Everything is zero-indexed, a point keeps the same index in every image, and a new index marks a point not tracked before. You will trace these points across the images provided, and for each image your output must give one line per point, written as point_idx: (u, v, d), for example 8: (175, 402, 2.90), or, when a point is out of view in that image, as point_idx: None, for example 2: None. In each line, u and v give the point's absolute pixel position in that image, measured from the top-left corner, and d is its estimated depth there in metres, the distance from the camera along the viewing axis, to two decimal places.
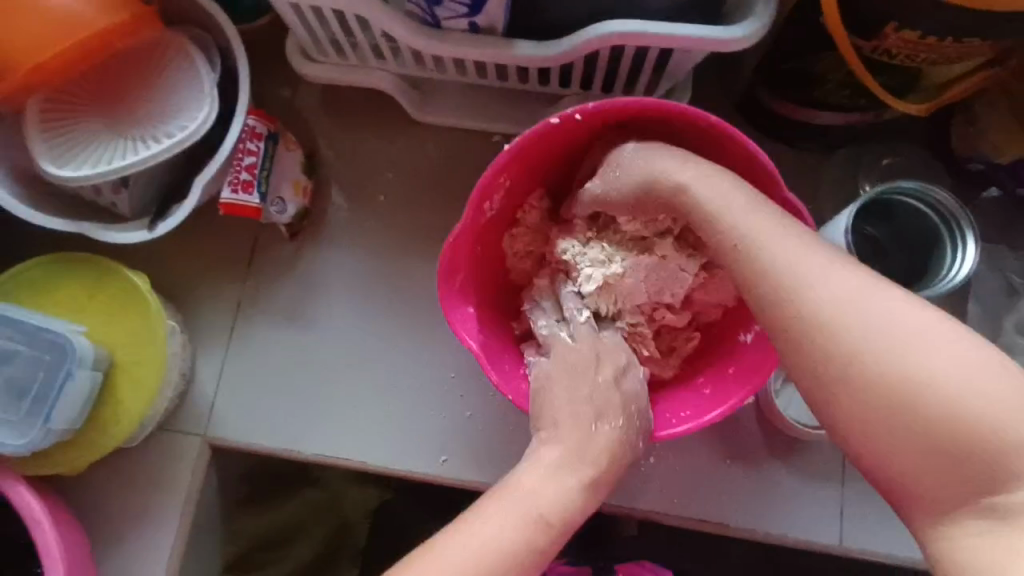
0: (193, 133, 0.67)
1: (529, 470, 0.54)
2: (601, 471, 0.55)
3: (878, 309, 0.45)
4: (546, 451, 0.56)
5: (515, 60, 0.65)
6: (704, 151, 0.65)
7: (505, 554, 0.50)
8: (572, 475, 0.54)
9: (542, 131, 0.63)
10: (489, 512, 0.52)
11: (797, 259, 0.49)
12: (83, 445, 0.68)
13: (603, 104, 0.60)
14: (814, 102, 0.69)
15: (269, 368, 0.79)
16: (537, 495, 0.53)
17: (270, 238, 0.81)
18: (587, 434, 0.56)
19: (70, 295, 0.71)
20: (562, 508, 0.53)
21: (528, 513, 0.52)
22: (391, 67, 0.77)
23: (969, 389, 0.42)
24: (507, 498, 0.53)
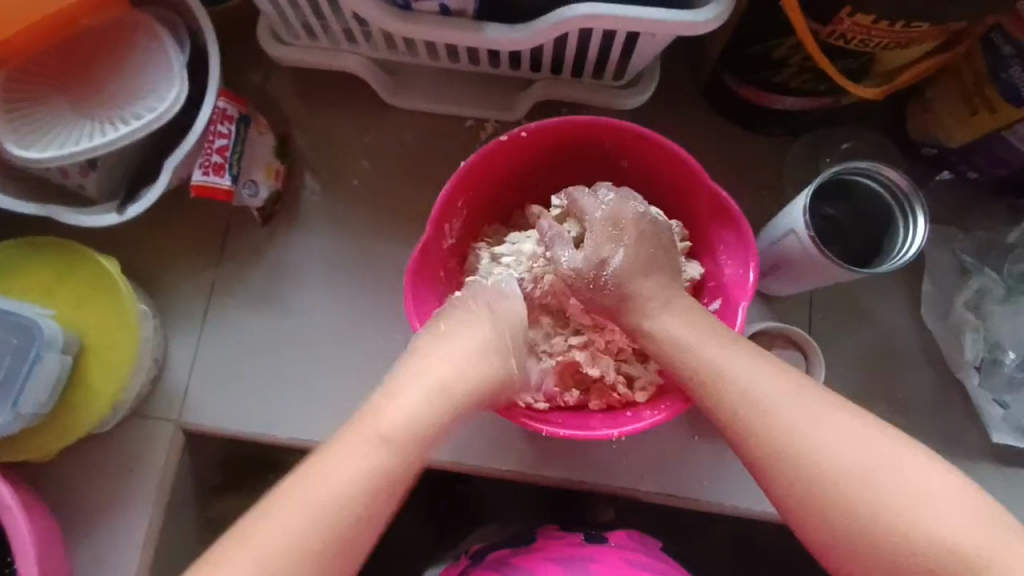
0: (163, 115, 0.67)
1: (433, 342, 0.60)
2: (461, 382, 0.58)
3: (748, 374, 0.56)
4: (413, 374, 0.58)
5: (486, 43, 0.65)
6: (640, 171, 0.71)
7: (412, 417, 0.56)
8: (474, 347, 0.60)
9: (492, 149, 0.67)
10: (399, 383, 0.57)
11: (729, 368, 0.56)
12: (52, 430, 0.67)
13: (546, 121, 0.66)
14: (776, 86, 0.71)
15: (244, 353, 0.79)
16: (390, 423, 0.55)
17: (243, 223, 0.81)
18: (453, 356, 0.59)
19: (36, 280, 0.71)
20: (463, 374, 0.58)
21: (385, 439, 0.54)
22: (363, 50, 0.77)
23: (910, 495, 0.50)
24: (417, 370, 0.58)
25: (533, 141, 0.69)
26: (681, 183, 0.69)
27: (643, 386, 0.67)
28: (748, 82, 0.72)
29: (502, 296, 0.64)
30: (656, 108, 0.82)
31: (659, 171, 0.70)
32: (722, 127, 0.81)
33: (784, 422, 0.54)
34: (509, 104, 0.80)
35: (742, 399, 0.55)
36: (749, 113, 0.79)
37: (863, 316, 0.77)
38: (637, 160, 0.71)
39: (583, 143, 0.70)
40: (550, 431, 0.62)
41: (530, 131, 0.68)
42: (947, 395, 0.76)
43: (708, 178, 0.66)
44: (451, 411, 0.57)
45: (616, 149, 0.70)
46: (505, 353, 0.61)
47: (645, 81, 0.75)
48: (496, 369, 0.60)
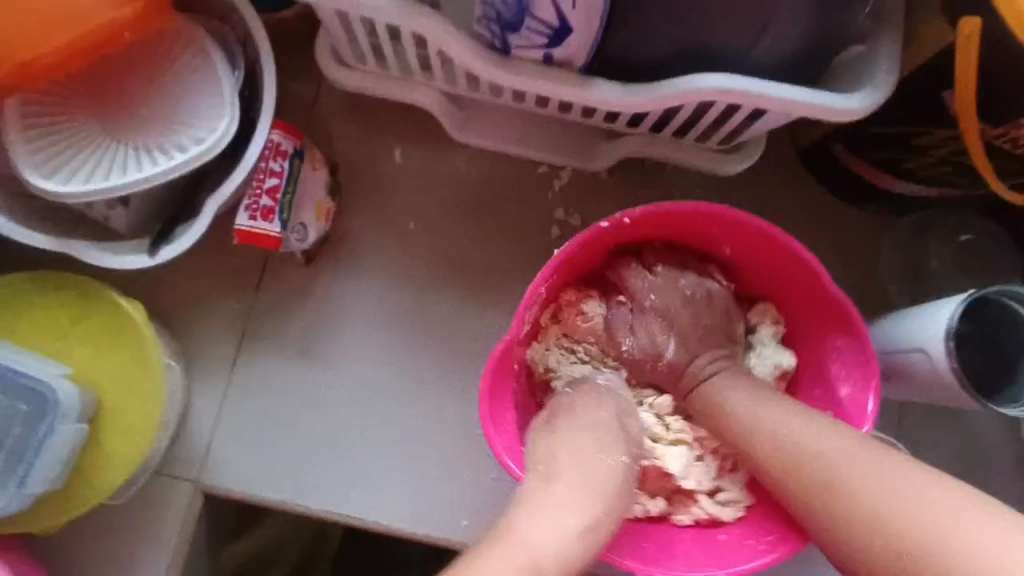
0: (210, 148, 0.58)
1: (529, 511, 0.49)
2: (602, 507, 0.51)
3: (838, 462, 0.49)
4: (543, 491, 0.51)
5: (592, 102, 0.57)
6: (753, 259, 0.63)
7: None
8: (571, 517, 0.49)
9: (592, 233, 0.60)
10: (479, 568, 0.45)
11: (821, 440, 0.50)
12: (61, 500, 0.59)
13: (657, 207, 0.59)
14: (904, 171, 0.63)
15: (276, 410, 0.71)
16: (534, 541, 0.47)
17: (282, 262, 0.72)
18: (589, 468, 0.52)
19: (50, 322, 0.62)
20: (559, 550, 0.47)
21: (523, 564, 0.46)
22: (437, 83, 0.68)
23: None
24: (505, 545, 0.47)
25: (631, 222, 0.61)
26: (795, 277, 0.62)
27: (728, 502, 0.61)
28: (868, 162, 0.65)
29: (599, 450, 0.54)
30: (751, 171, 0.74)
31: (770, 263, 0.62)
32: (821, 200, 0.74)
33: (895, 513, 0.44)
34: (590, 155, 0.72)
35: (838, 491, 0.48)
36: (857, 190, 0.71)
37: (958, 423, 0.71)
38: (750, 247, 0.62)
39: (689, 223, 0.62)
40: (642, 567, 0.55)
41: (634, 215, 0.60)
42: None
43: (832, 281, 0.58)
44: (588, 554, 0.49)
45: (723, 236, 0.62)
46: (605, 523, 0.50)
47: (751, 146, 0.67)
48: (592, 541, 0.49)
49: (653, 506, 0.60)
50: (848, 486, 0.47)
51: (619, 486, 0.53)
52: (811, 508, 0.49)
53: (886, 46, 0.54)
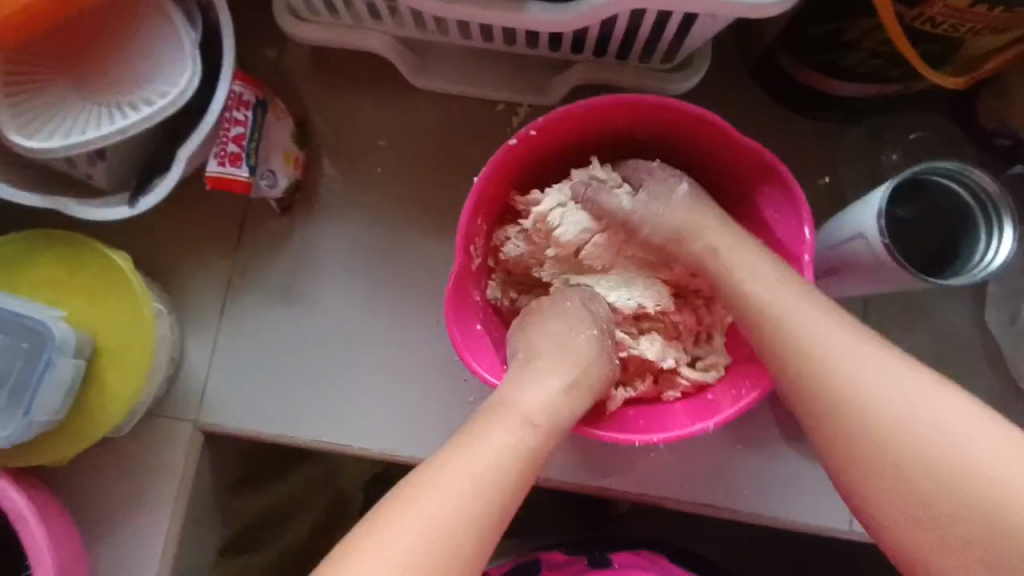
0: (173, 100, 0.62)
1: (515, 382, 0.54)
2: (582, 373, 0.56)
3: (812, 318, 0.53)
4: (528, 368, 0.56)
5: (526, 24, 0.59)
6: (665, 138, 0.65)
7: (498, 465, 0.49)
8: (553, 378, 0.54)
9: (504, 156, 0.61)
10: (477, 435, 0.50)
11: (754, 269, 0.57)
12: (69, 434, 0.64)
13: (554, 115, 0.60)
14: (842, 71, 0.64)
15: (264, 350, 0.75)
16: (523, 402, 0.52)
17: (260, 212, 0.77)
18: (569, 343, 0.57)
19: (46, 276, 0.67)
20: (546, 406, 0.53)
21: (515, 421, 0.51)
22: (388, 27, 0.71)
23: (913, 400, 0.49)
24: (499, 412, 0.52)
25: (543, 135, 0.63)
26: (708, 146, 0.63)
27: (709, 366, 0.66)
28: (809, 65, 0.66)
29: (571, 328, 0.59)
30: (703, 89, 0.76)
31: (682, 138, 0.64)
32: (774, 113, 0.75)
33: (877, 390, 0.50)
34: (543, 86, 0.74)
35: (832, 356, 0.52)
36: (808, 100, 0.72)
37: (922, 321, 0.72)
38: (660, 126, 0.64)
39: (598, 122, 0.64)
40: (641, 440, 0.58)
41: (540, 128, 0.62)
42: (1009, 406, 0.70)
43: (740, 134, 0.60)
44: (574, 408, 0.54)
45: (631, 123, 0.64)
46: (587, 384, 0.56)
47: (695, 62, 0.69)
48: (577, 399, 0.55)
49: (642, 387, 0.65)
50: (852, 357, 0.51)
51: (599, 353, 0.58)
52: (773, 352, 0.54)
53: None
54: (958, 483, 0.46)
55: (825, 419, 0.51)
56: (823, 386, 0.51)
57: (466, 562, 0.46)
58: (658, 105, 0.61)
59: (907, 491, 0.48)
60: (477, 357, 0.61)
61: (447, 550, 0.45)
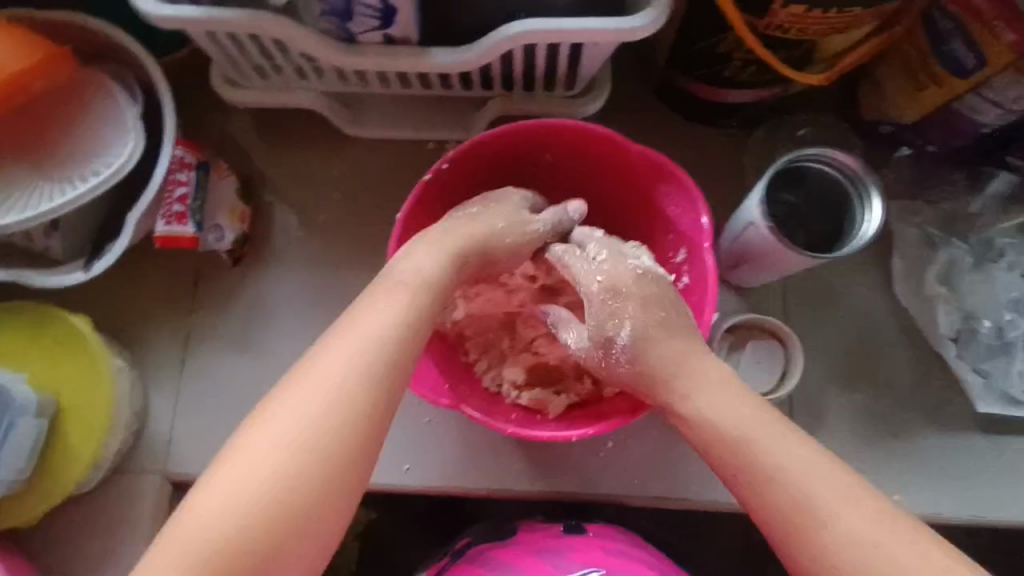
0: (120, 169, 0.68)
1: (401, 261, 0.60)
2: (461, 241, 0.62)
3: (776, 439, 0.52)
4: (413, 248, 0.61)
5: (431, 68, 0.66)
6: (572, 157, 0.71)
7: (383, 319, 0.55)
8: (430, 250, 0.60)
9: (423, 187, 0.67)
10: (380, 287, 0.58)
11: (716, 380, 0.56)
12: (35, 495, 0.67)
13: (464, 144, 0.66)
14: (725, 81, 0.71)
15: (224, 397, 0.78)
16: (404, 274, 0.58)
17: (213, 266, 0.81)
18: (450, 221, 0.63)
19: (9, 344, 0.70)
20: (423, 270, 0.58)
21: (397, 288, 0.57)
22: (316, 85, 0.77)
23: (882, 538, 0.47)
24: (383, 284, 0.57)
25: (458, 164, 0.69)
26: (609, 157, 0.70)
27: None
28: (696, 78, 0.73)
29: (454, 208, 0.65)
30: (612, 111, 0.83)
31: (588, 155, 0.71)
32: (679, 125, 0.82)
33: (817, 512, 0.48)
34: (466, 123, 0.81)
35: (770, 465, 0.51)
36: (706, 111, 0.79)
37: (838, 300, 0.77)
38: (565, 145, 0.70)
39: (508, 150, 0.70)
40: (576, 436, 0.60)
41: (452, 161, 0.68)
42: (929, 371, 0.75)
43: (629, 141, 0.67)
44: (449, 272, 0.60)
45: (538, 146, 0.70)
46: (464, 251, 0.61)
47: (598, 87, 0.76)
48: (454, 263, 0.61)
49: (580, 389, 0.68)
50: (794, 468, 0.50)
51: (510, 218, 0.65)
52: (737, 466, 0.53)
53: None
54: None
55: (767, 522, 0.51)
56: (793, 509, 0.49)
57: (357, 415, 0.51)
58: (556, 127, 0.68)
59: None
60: (420, 380, 0.65)
61: (348, 392, 0.51)
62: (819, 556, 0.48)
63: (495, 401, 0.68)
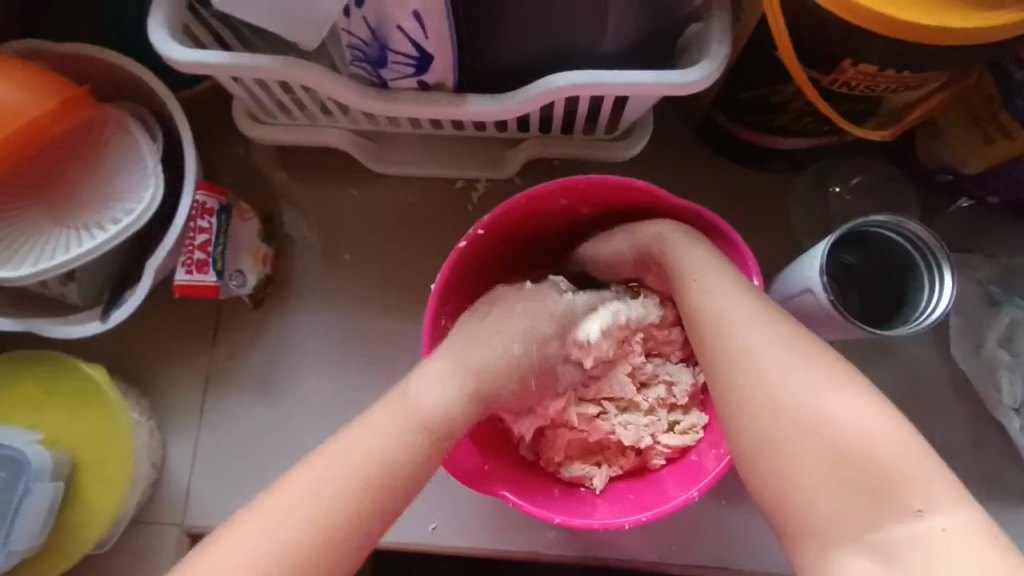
0: (140, 217, 0.65)
1: (419, 380, 0.55)
2: (481, 381, 0.56)
3: (758, 327, 0.50)
4: (433, 364, 0.56)
5: (467, 117, 0.62)
6: (609, 207, 0.69)
7: (380, 456, 0.50)
8: (453, 379, 0.55)
9: (456, 256, 0.65)
10: (384, 414, 0.52)
11: (704, 266, 0.56)
12: (51, 557, 0.64)
13: (497, 210, 0.64)
14: (778, 128, 0.67)
15: (244, 447, 0.76)
16: (418, 402, 0.53)
17: (234, 308, 0.78)
18: (478, 344, 0.58)
19: (24, 396, 0.68)
20: (442, 410, 0.53)
21: (406, 423, 0.52)
22: (343, 123, 0.74)
23: (844, 411, 0.44)
24: (393, 405, 0.52)
25: (493, 227, 0.67)
26: (649, 208, 0.67)
27: (687, 429, 0.65)
28: (745, 124, 0.69)
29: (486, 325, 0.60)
30: (653, 151, 0.79)
31: (626, 207, 0.68)
32: (722, 167, 0.78)
33: (789, 389, 0.46)
34: (498, 163, 0.77)
35: (751, 345, 0.49)
36: (752, 154, 0.75)
37: (888, 358, 0.73)
38: (604, 197, 0.67)
39: (543, 207, 0.68)
40: (628, 521, 0.59)
41: (487, 225, 0.66)
42: (984, 436, 0.71)
43: (666, 193, 0.64)
44: (461, 411, 0.54)
45: (573, 201, 0.67)
46: (482, 388, 0.56)
47: (640, 130, 0.72)
48: (471, 409, 0.55)
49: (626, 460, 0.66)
50: (769, 340, 0.48)
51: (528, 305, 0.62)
52: (711, 348, 0.51)
53: (719, 20, 0.57)
54: (878, 505, 0.41)
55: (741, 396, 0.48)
56: (760, 394, 0.47)
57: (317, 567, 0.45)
58: (596, 184, 0.65)
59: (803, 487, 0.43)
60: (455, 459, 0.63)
61: (321, 530, 0.46)
62: (787, 427, 0.45)
63: (532, 472, 0.67)
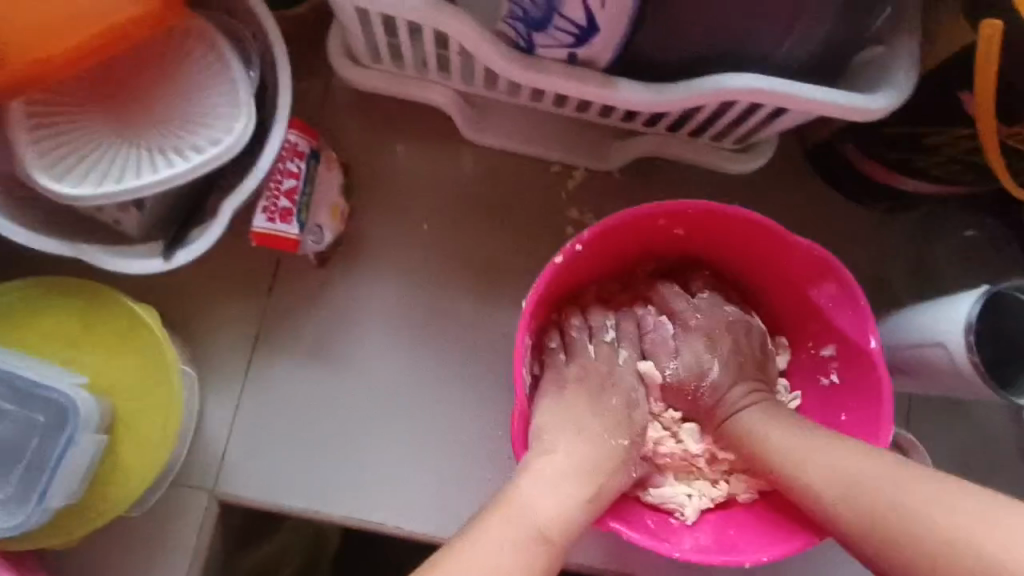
0: (226, 148, 0.57)
1: (529, 481, 0.53)
2: (606, 480, 0.55)
3: (887, 481, 0.47)
4: (542, 462, 0.54)
5: (614, 102, 0.57)
6: (709, 234, 0.63)
7: (499, 572, 0.48)
8: (572, 487, 0.53)
9: (549, 273, 0.58)
10: (487, 529, 0.50)
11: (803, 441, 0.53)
12: (81, 516, 0.57)
13: (597, 226, 0.58)
14: (912, 170, 0.65)
15: (291, 415, 0.69)
16: (537, 512, 0.51)
17: (295, 264, 0.71)
18: (595, 441, 0.57)
19: (59, 330, 0.60)
20: (561, 518, 0.52)
21: (530, 532, 0.50)
22: (453, 82, 0.67)
23: None
24: (507, 513, 0.51)
25: (585, 247, 0.61)
26: (753, 241, 0.62)
27: None
28: (878, 160, 0.66)
29: (602, 427, 0.58)
30: (761, 168, 0.75)
31: (727, 236, 0.63)
32: (828, 197, 0.75)
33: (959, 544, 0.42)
34: (605, 155, 0.72)
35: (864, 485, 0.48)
36: (865, 189, 0.72)
37: (966, 418, 0.72)
38: (709, 225, 0.62)
39: (640, 226, 0.62)
40: (750, 560, 0.54)
41: (584, 240, 0.60)
42: None
43: (777, 225, 0.59)
44: (586, 517, 0.53)
45: (671, 222, 0.62)
46: (606, 495, 0.55)
47: (763, 145, 0.68)
48: (593, 511, 0.54)
49: (715, 492, 0.61)
50: (879, 495, 0.47)
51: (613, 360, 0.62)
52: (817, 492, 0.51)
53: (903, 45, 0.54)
54: None
55: None
56: (911, 536, 0.45)
57: None
58: (701, 207, 0.60)
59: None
60: None
61: None
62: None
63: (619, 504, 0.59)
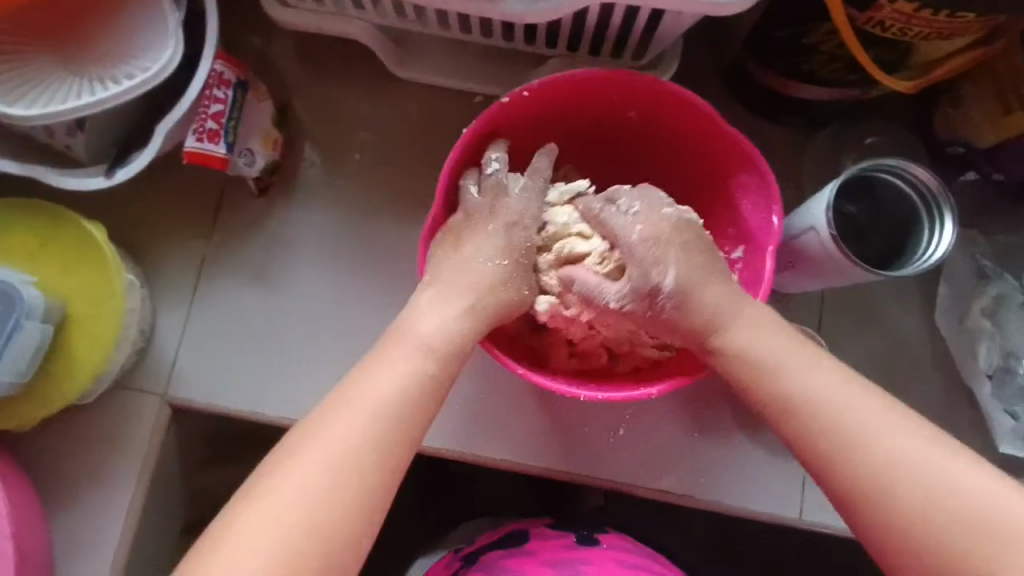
0: (154, 75, 0.63)
1: (416, 315, 0.57)
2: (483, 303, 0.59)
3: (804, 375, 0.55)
4: (426, 295, 0.59)
5: (499, 16, 0.61)
6: (654, 120, 0.69)
7: (393, 391, 0.54)
8: (450, 305, 0.58)
9: (493, 111, 0.64)
10: (380, 363, 0.55)
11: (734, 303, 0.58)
12: (37, 399, 0.65)
13: (547, 78, 0.64)
14: (802, 75, 0.68)
15: (231, 326, 0.76)
16: (421, 330, 0.56)
17: (237, 192, 0.78)
18: (472, 269, 0.60)
19: (20, 243, 0.68)
20: (442, 335, 0.57)
21: (414, 345, 0.56)
22: (371, 17, 0.73)
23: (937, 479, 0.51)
24: (395, 339, 0.56)
25: (534, 99, 0.66)
26: (687, 124, 0.67)
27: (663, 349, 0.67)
28: (774, 70, 0.69)
29: (479, 257, 0.60)
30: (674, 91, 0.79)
31: (673, 122, 0.68)
32: (741, 116, 0.78)
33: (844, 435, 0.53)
34: (520, 82, 0.77)
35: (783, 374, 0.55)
36: (771, 104, 0.75)
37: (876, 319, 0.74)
38: (657, 109, 0.67)
39: (594, 97, 0.67)
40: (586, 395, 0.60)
41: (534, 89, 0.65)
42: (958, 406, 0.73)
43: (717, 114, 0.64)
44: (469, 333, 0.58)
45: (625, 102, 0.68)
46: (485, 308, 0.59)
47: (662, 63, 0.72)
48: (472, 324, 0.58)
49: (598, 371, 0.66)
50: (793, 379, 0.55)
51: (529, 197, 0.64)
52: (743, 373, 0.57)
53: None
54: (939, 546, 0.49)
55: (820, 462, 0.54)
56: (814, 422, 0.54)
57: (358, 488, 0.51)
58: (654, 88, 0.65)
59: (876, 515, 0.51)
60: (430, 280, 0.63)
61: (354, 441, 0.52)
62: (854, 471, 0.52)
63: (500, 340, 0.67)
